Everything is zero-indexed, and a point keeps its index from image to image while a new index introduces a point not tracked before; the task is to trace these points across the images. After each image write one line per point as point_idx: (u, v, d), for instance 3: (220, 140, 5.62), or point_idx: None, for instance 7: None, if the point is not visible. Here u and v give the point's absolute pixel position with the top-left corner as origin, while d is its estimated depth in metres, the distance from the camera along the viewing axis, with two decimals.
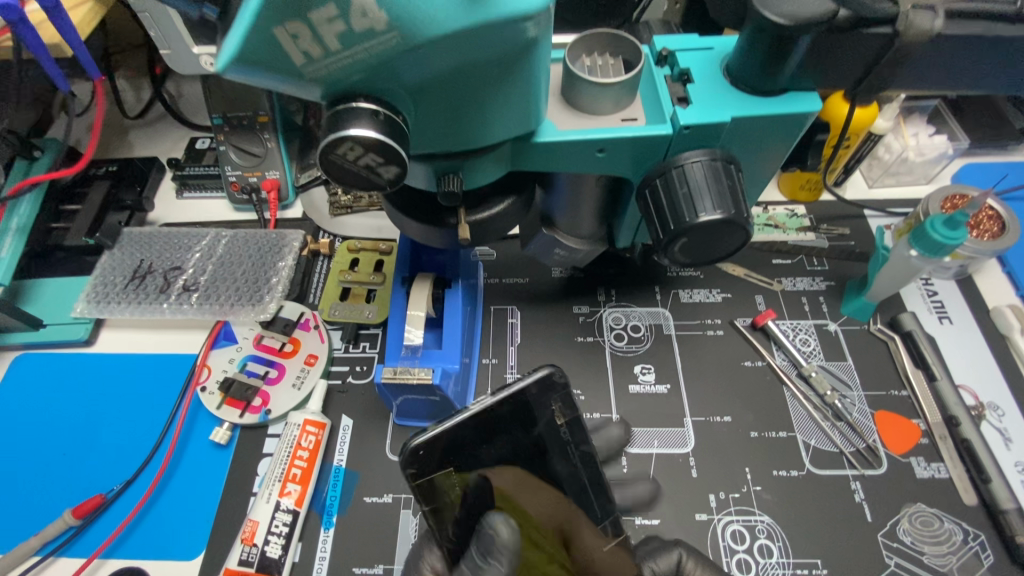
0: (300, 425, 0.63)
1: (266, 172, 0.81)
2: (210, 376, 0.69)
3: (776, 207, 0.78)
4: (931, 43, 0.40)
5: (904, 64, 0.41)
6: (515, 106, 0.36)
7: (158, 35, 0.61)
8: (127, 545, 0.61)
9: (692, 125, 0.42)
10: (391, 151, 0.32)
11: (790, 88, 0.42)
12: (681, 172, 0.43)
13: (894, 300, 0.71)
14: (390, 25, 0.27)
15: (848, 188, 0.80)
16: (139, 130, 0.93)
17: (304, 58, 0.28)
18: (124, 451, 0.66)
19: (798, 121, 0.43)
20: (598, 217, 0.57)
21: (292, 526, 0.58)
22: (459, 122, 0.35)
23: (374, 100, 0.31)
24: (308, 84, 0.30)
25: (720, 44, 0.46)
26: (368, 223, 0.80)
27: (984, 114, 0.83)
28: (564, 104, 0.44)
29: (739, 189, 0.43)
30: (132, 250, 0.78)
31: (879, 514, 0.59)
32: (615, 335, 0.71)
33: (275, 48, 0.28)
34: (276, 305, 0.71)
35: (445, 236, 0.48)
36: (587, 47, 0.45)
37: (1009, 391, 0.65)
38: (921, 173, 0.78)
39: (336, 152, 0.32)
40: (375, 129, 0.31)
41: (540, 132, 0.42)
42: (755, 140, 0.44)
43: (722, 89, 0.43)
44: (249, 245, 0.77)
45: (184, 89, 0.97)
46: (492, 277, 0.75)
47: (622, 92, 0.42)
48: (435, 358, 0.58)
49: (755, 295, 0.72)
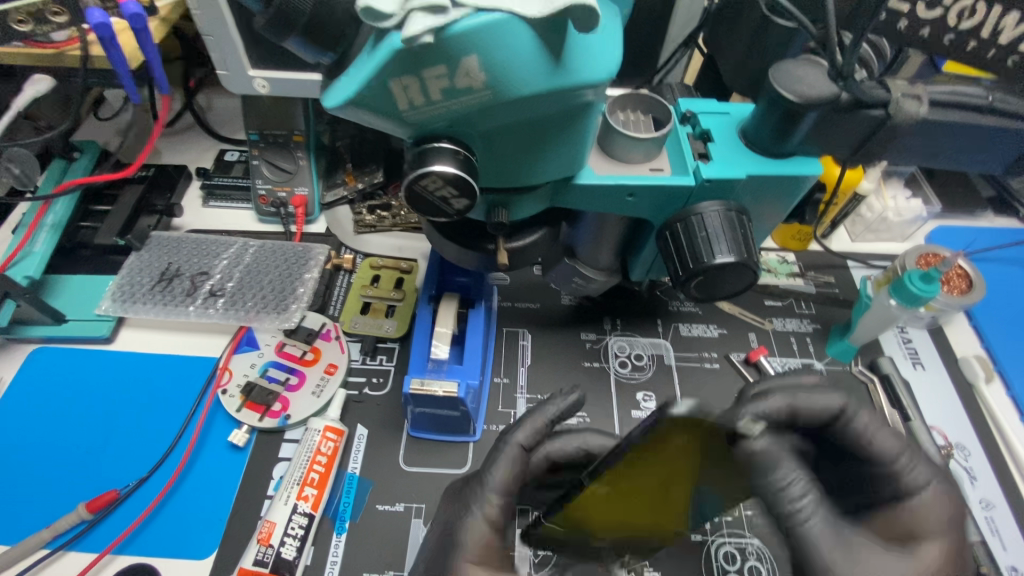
0: (321, 431, 0.65)
1: (295, 188, 0.85)
2: (231, 379, 0.71)
3: (768, 253, 0.85)
4: (918, 126, 0.47)
5: (894, 141, 0.48)
6: (565, 154, 0.42)
7: (219, 58, 0.66)
8: (139, 542, 0.62)
9: (712, 179, 0.48)
10: (466, 185, 0.37)
11: (795, 153, 0.49)
12: (700, 219, 0.49)
13: (873, 345, 0.78)
14: (489, 85, 0.32)
15: (833, 240, 0.88)
16: (168, 138, 0.97)
17: (409, 104, 0.33)
18: (141, 448, 0.68)
19: (802, 181, 0.49)
20: (615, 252, 0.63)
21: (307, 529, 0.60)
22: (518, 163, 0.41)
23: (454, 142, 0.37)
24: (403, 125, 0.35)
25: (736, 110, 0.53)
26: (390, 242, 0.84)
27: (954, 183, 0.92)
28: (600, 151, 0.50)
29: (749, 236, 0.49)
30: (159, 254, 0.80)
31: None
32: (619, 362, 0.76)
33: (386, 96, 0.33)
34: (300, 315, 0.75)
35: (482, 260, 0.53)
36: (621, 104, 0.51)
37: (975, 433, 0.71)
38: (898, 232, 0.86)
39: (420, 184, 0.37)
40: (455, 166, 0.36)
41: (580, 176, 0.48)
42: (763, 196, 0.51)
43: (738, 150, 0.50)
44: (276, 256, 0.81)
45: (214, 102, 1.02)
46: (506, 300, 0.81)
47: (652, 146, 0.49)
48: (458, 372, 0.61)
49: (748, 332, 0.78)
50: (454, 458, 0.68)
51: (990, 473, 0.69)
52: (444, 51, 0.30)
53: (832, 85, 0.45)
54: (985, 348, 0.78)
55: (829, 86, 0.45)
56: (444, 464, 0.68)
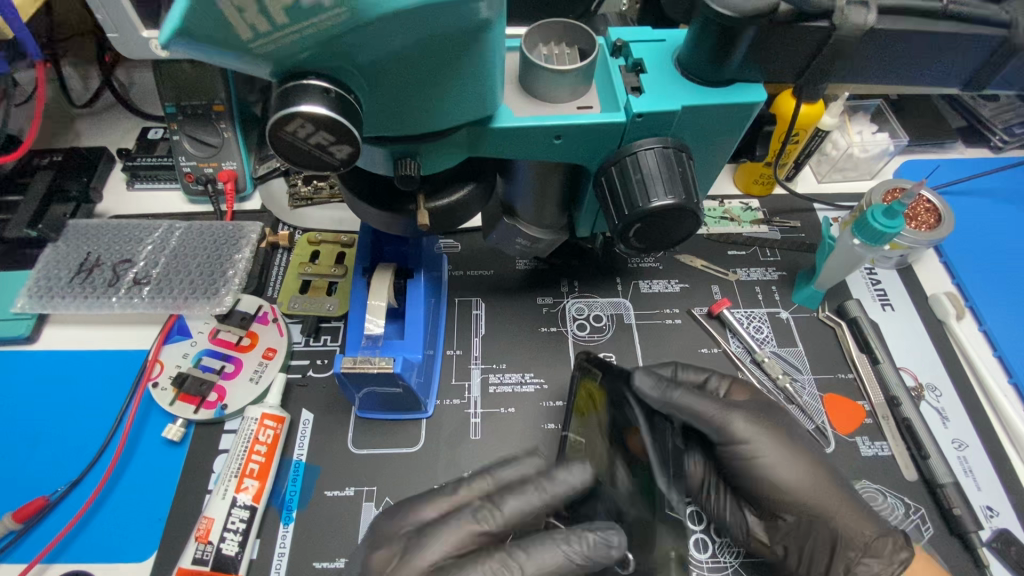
0: (258, 419, 0.61)
1: (222, 163, 0.79)
2: (162, 371, 0.66)
3: (731, 201, 0.81)
4: (866, 37, 0.42)
5: (840, 58, 0.44)
6: (469, 93, 0.37)
7: (105, 19, 0.59)
8: (73, 548, 0.58)
9: (644, 113, 0.43)
10: (342, 129, 0.32)
11: (737, 78, 0.44)
12: (635, 159, 0.44)
13: (841, 288, 0.75)
14: (338, 1, 0.28)
15: (799, 183, 0.83)
16: (86, 119, 0.90)
17: (252, 32, 0.29)
18: (71, 450, 0.64)
19: (746, 111, 0.45)
20: (559, 206, 0.58)
21: (249, 522, 0.57)
22: (414, 107, 0.36)
23: (325, 78, 0.32)
24: (255, 60, 0.31)
25: (672, 37, 0.47)
26: (329, 215, 0.79)
27: (922, 115, 0.88)
28: (522, 91, 0.45)
29: (689, 175, 0.44)
30: (78, 243, 0.74)
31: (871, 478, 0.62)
32: (577, 325, 0.72)
33: (223, 22, 0.28)
34: (232, 298, 0.69)
35: (404, 224, 0.48)
36: (542, 37, 0.46)
37: (946, 372, 0.69)
38: (865, 168, 0.82)
39: (287, 130, 0.33)
40: (326, 106, 0.31)
41: (497, 119, 0.42)
42: (705, 131, 0.46)
43: (674, 80, 0.45)
44: (204, 237, 0.75)
45: (135, 77, 0.93)
46: (457, 269, 0.76)
47: (578, 81, 0.43)
48: (396, 347, 0.58)
49: (711, 285, 0.75)
50: (406, 437, 0.65)
51: (961, 412, 0.66)
52: None
53: None
54: (956, 285, 0.75)
55: None
56: (396, 443, 0.64)
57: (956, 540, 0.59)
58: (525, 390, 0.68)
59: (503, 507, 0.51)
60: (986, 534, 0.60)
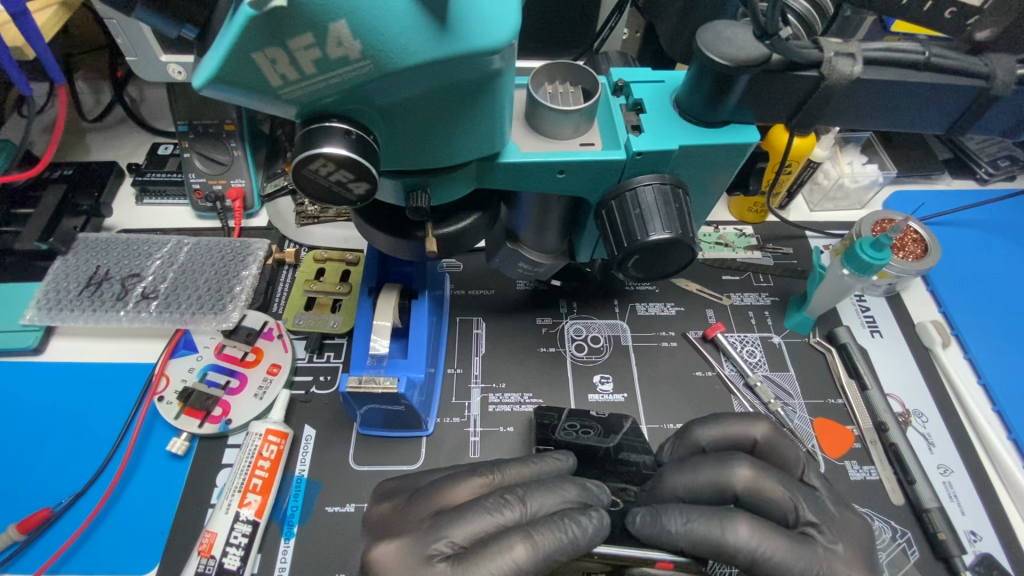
0: (262, 434, 0.62)
1: (231, 180, 0.80)
2: (168, 386, 0.68)
3: (726, 227, 0.83)
4: (852, 85, 0.45)
5: (828, 104, 0.47)
6: (480, 132, 0.39)
7: (125, 43, 0.61)
8: (76, 560, 0.59)
9: (644, 151, 0.45)
10: (360, 168, 0.34)
11: (731, 120, 0.46)
12: (634, 195, 0.46)
13: (831, 315, 0.77)
14: (364, 55, 0.30)
15: (792, 211, 0.86)
16: (97, 133, 0.91)
17: (282, 80, 0.31)
18: (74, 463, 0.64)
19: (739, 150, 0.47)
20: (560, 233, 0.60)
21: (251, 538, 0.58)
22: (427, 146, 0.38)
23: (347, 121, 0.34)
24: (284, 103, 0.33)
25: (670, 77, 0.50)
26: (334, 233, 0.81)
27: (910, 148, 0.91)
28: (527, 128, 0.47)
29: (686, 211, 0.46)
30: (88, 257, 0.76)
31: (860, 503, 0.64)
32: (576, 346, 0.74)
33: (255, 70, 0.31)
34: (239, 314, 0.71)
35: (411, 249, 0.49)
36: (548, 76, 0.48)
37: (932, 398, 0.71)
38: (856, 198, 0.85)
39: (309, 168, 0.35)
40: (346, 147, 0.33)
41: (504, 154, 0.45)
42: (701, 168, 0.48)
43: (672, 120, 0.47)
44: (212, 253, 0.77)
45: (146, 93, 0.95)
46: (459, 288, 0.78)
47: (581, 119, 0.45)
48: (400, 367, 0.59)
49: (706, 309, 0.77)
50: (407, 454, 0.66)
51: (947, 439, 0.68)
52: (306, 18, 0.28)
53: (761, 47, 0.42)
54: (942, 313, 0.78)
55: (758, 47, 0.42)
56: (397, 460, 0.66)
57: (939, 564, 0.61)
58: (523, 409, 0.69)
59: (502, 470, 0.56)
60: (969, 560, 0.61)
